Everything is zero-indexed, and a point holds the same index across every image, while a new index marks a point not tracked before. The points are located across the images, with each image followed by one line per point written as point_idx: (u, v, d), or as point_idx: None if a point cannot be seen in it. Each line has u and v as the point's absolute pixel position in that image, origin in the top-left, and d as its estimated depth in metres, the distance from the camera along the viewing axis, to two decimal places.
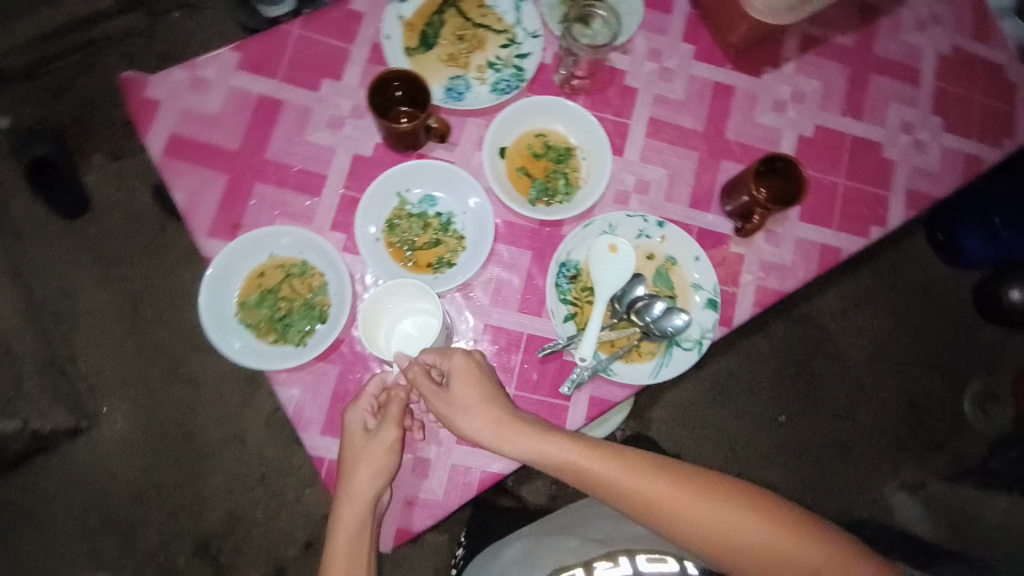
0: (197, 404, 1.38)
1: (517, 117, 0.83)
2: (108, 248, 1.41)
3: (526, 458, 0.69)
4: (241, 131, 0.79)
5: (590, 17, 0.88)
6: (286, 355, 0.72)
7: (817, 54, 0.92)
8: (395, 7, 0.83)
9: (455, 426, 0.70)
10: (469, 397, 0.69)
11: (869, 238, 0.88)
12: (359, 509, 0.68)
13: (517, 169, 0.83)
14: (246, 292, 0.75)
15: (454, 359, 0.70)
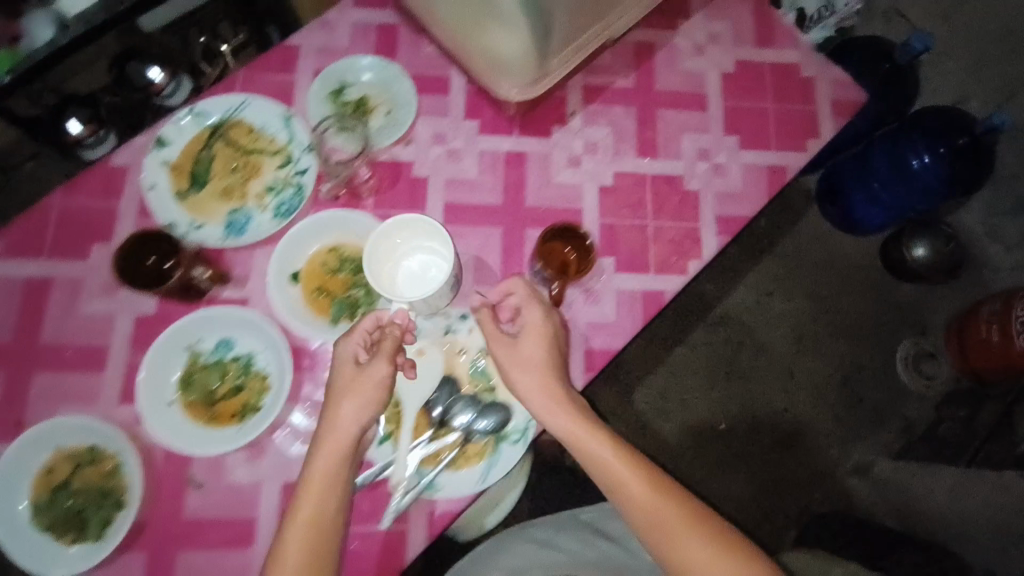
0: None
1: (303, 237, 0.81)
2: None
3: (538, 410, 0.73)
4: (12, 321, 0.76)
5: (366, 116, 0.87)
6: (87, 555, 0.69)
7: (600, 102, 0.93)
8: (156, 154, 0.81)
9: (506, 374, 0.75)
10: (529, 346, 0.74)
11: (689, 273, 0.87)
12: (331, 457, 0.69)
13: (314, 291, 0.80)
14: (35, 496, 0.71)
15: (534, 307, 0.76)
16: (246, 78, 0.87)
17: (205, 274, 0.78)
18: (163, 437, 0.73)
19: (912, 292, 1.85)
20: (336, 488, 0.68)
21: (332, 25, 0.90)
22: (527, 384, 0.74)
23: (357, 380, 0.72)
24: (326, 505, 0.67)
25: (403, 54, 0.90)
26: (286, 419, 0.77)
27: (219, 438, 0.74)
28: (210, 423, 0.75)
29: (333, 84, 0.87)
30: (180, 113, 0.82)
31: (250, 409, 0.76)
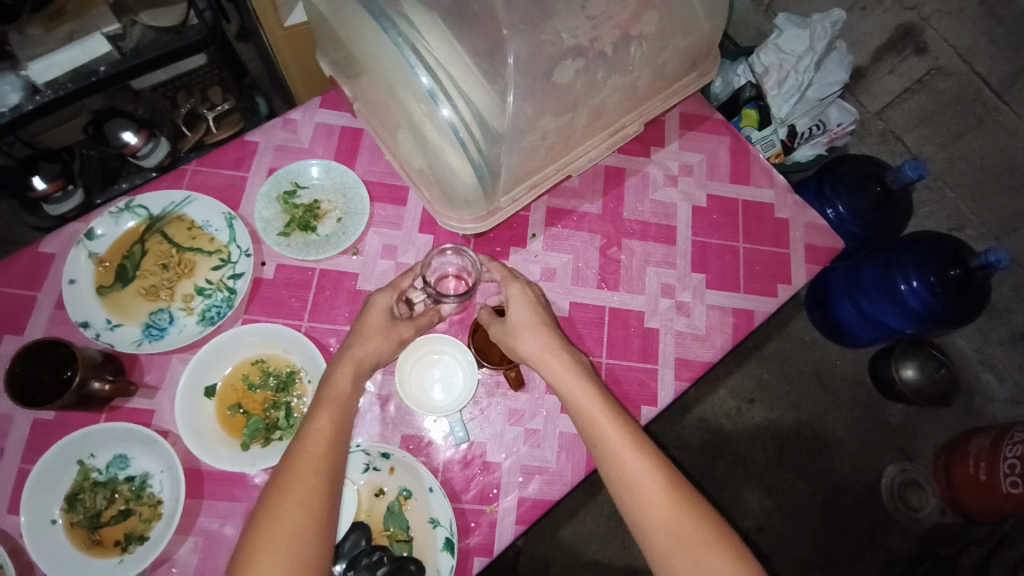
0: None
1: (227, 348, 0.76)
2: None
3: (531, 356, 0.71)
4: None
5: (317, 221, 0.85)
6: None
7: (562, 227, 0.90)
8: (83, 246, 0.77)
9: (512, 344, 0.73)
10: (524, 308, 0.74)
11: (640, 421, 0.81)
12: (314, 466, 0.59)
13: (231, 408, 0.75)
14: None
15: (512, 284, 0.76)
16: (197, 172, 0.85)
17: (103, 386, 0.68)
18: (43, 570, 0.64)
19: (902, 414, 1.70)
20: (320, 497, 0.58)
21: (297, 125, 0.90)
22: (541, 349, 0.71)
23: (346, 381, 0.66)
24: (312, 519, 0.56)
25: (364, 160, 0.89)
26: (180, 549, 0.69)
27: (97, 571, 0.66)
28: (89, 551, 0.67)
29: (285, 185, 0.85)
30: (116, 205, 0.79)
31: (134, 539, 0.68)
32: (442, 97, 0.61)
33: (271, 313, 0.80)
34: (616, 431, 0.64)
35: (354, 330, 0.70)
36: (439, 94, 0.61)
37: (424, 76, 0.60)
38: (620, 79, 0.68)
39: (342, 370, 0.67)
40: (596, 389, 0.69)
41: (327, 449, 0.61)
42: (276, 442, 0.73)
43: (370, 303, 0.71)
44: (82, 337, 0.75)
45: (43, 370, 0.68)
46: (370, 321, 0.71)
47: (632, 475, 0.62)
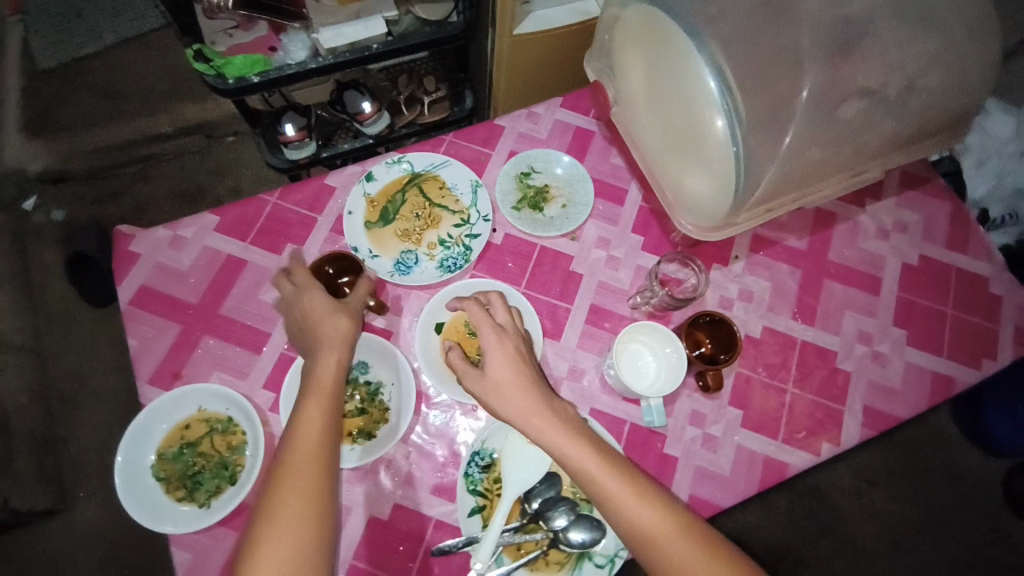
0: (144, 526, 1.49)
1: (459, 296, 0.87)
2: (95, 352, 1.64)
3: (509, 412, 0.70)
4: (204, 288, 0.86)
5: (545, 203, 0.95)
6: (189, 516, 0.74)
7: (766, 254, 0.93)
8: (362, 186, 0.92)
9: (490, 400, 0.71)
10: (497, 357, 0.72)
11: (818, 455, 0.83)
12: (310, 457, 0.65)
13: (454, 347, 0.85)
14: (166, 444, 0.78)
15: (489, 333, 0.73)
16: (452, 142, 0.98)
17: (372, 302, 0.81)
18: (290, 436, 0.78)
19: None
20: (318, 490, 0.64)
21: (539, 118, 1.00)
22: (525, 406, 0.69)
23: (331, 369, 0.71)
24: (317, 504, 0.63)
25: (592, 160, 0.98)
26: (396, 455, 0.78)
27: None
28: None
29: (523, 167, 0.96)
30: (392, 157, 0.94)
31: (363, 434, 0.79)
32: (725, 107, 0.67)
33: (494, 274, 0.90)
34: (630, 492, 0.64)
35: (309, 325, 0.75)
36: (723, 104, 0.67)
37: (713, 81, 0.67)
38: (892, 124, 0.72)
39: (325, 360, 0.72)
40: (599, 447, 0.68)
41: (319, 437, 0.66)
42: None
43: (310, 305, 0.76)
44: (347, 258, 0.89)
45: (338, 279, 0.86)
46: (318, 317, 0.75)
47: (652, 532, 0.63)
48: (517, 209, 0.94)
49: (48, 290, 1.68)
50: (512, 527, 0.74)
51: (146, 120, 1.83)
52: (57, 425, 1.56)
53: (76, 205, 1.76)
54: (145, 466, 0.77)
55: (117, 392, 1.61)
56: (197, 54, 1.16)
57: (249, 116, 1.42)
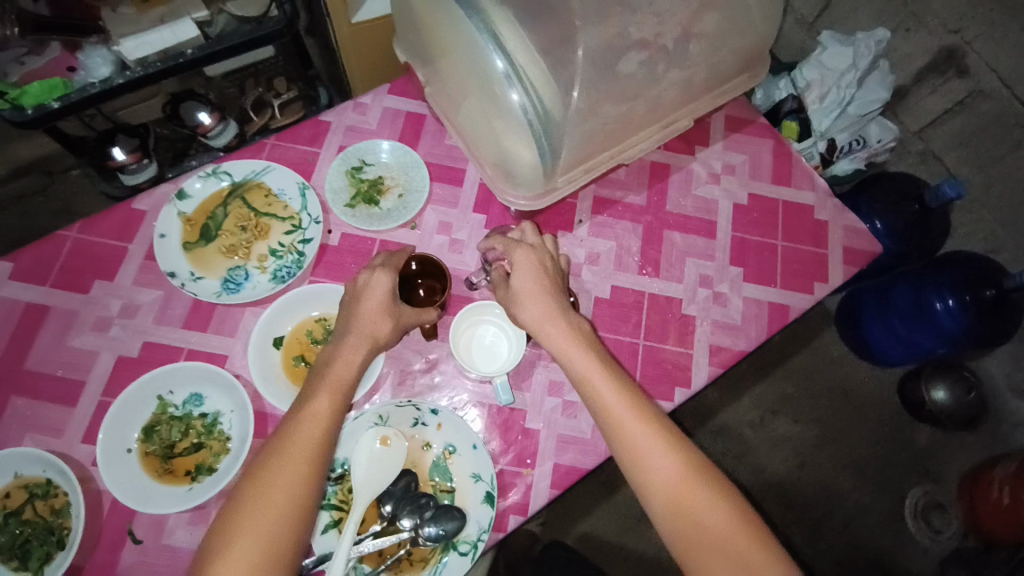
0: None
1: (293, 306, 0.82)
2: None
3: (532, 324, 0.73)
4: (4, 343, 0.78)
5: (380, 196, 0.92)
6: None
7: (607, 215, 0.94)
8: (174, 205, 0.86)
9: (512, 308, 0.75)
10: (524, 277, 0.75)
11: (674, 401, 0.85)
12: (306, 448, 0.63)
13: (294, 359, 0.80)
14: None
15: (516, 251, 0.77)
16: (275, 145, 0.93)
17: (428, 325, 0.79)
18: (113, 488, 0.69)
19: (929, 437, 1.69)
20: (308, 478, 0.61)
21: (367, 108, 0.97)
22: (544, 314, 0.73)
23: (350, 365, 0.69)
24: (299, 493, 0.60)
25: (426, 144, 0.96)
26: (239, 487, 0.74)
27: (169, 497, 0.72)
28: (161, 478, 0.73)
29: (353, 161, 0.92)
30: (205, 170, 0.87)
31: (204, 471, 0.74)
32: (516, 82, 0.66)
33: (333, 277, 0.86)
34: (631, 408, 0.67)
35: (351, 308, 0.73)
36: (514, 80, 0.66)
37: (500, 61, 0.65)
38: (678, 72, 0.73)
39: (347, 354, 0.70)
40: (608, 366, 0.71)
41: (324, 430, 0.64)
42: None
43: (365, 285, 0.74)
44: (167, 285, 0.83)
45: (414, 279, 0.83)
46: (368, 305, 0.72)
47: (632, 438, 0.66)
48: (351, 206, 0.90)
49: None
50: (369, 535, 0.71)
51: None
52: None
53: None
54: None
55: None
56: None
57: (72, 144, 1.30)
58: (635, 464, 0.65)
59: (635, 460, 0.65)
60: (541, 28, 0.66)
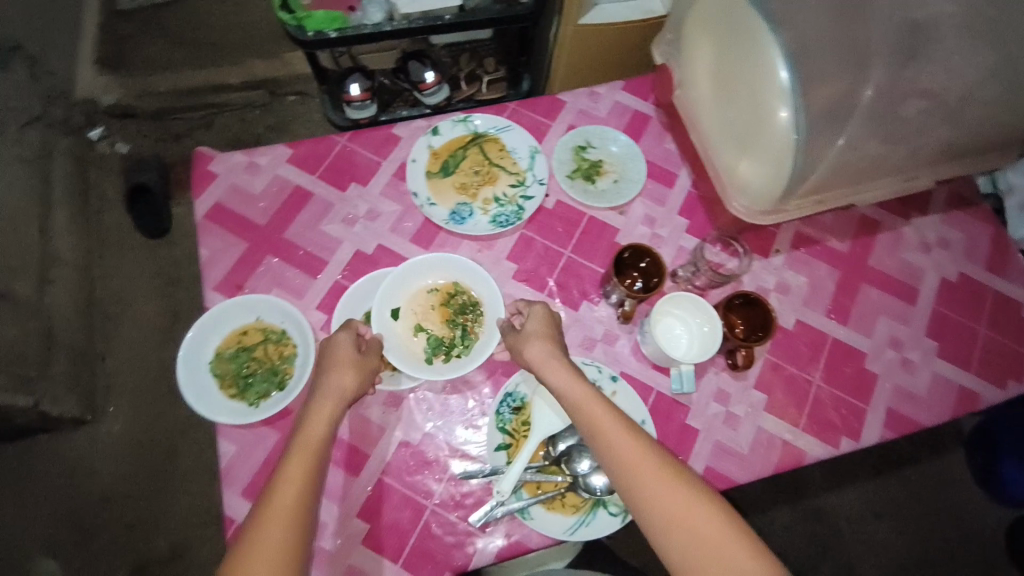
0: (178, 446, 1.57)
1: (410, 276, 0.87)
2: (154, 277, 1.73)
3: (558, 385, 0.72)
4: (272, 213, 0.92)
5: (597, 176, 0.98)
6: (235, 411, 0.80)
7: (806, 252, 0.95)
8: (428, 138, 0.98)
9: (519, 347, 0.77)
10: (540, 341, 0.76)
11: (838, 448, 0.85)
12: (286, 520, 0.61)
13: (414, 329, 0.86)
14: (223, 345, 0.84)
15: (534, 310, 0.80)
16: (516, 110, 1.02)
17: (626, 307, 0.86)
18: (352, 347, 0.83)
19: None
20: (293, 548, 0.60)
21: (600, 97, 1.04)
22: (546, 356, 0.75)
23: (320, 428, 0.68)
24: (283, 555, 0.60)
25: (647, 142, 1.01)
26: (428, 390, 0.84)
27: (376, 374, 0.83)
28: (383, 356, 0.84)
29: (580, 141, 1.00)
30: (458, 116, 0.99)
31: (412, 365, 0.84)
32: (792, 96, 0.69)
33: (543, 235, 0.94)
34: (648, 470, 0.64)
35: (322, 371, 0.74)
36: (790, 94, 0.70)
37: (784, 72, 0.69)
38: (946, 130, 0.75)
39: (318, 410, 0.70)
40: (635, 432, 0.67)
41: (298, 496, 0.63)
42: (455, 359, 0.84)
43: (333, 345, 0.76)
44: (407, 203, 0.95)
45: (638, 266, 0.87)
46: (338, 353, 0.75)
47: (640, 472, 0.64)
48: (571, 178, 0.97)
49: (106, 217, 1.77)
50: (535, 466, 0.78)
51: (218, 69, 1.91)
52: (97, 343, 1.64)
53: (142, 140, 1.87)
54: (203, 360, 0.83)
55: (159, 322, 1.69)
56: (284, 6, 1.23)
57: (319, 73, 1.49)
58: (674, 538, 0.62)
59: (641, 484, 0.64)
60: (837, 60, 0.71)
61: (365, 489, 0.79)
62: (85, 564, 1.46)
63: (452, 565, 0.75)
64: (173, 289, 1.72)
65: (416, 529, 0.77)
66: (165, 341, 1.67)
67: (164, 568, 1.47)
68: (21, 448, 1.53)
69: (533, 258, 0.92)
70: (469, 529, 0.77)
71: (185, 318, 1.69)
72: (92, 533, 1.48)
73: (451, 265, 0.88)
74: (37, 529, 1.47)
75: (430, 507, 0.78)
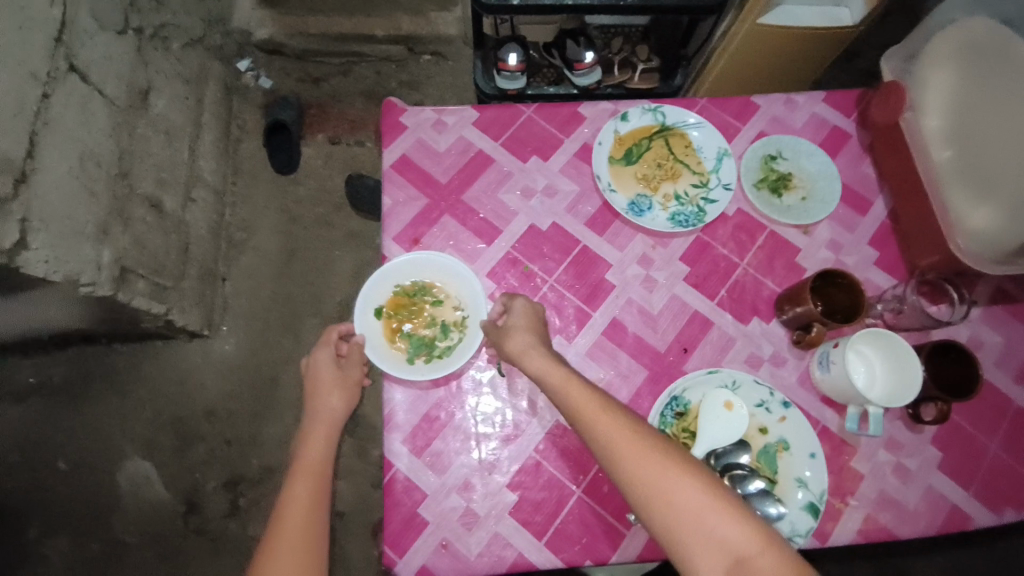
0: (277, 375, 1.64)
1: (391, 273, 0.86)
2: (276, 212, 1.80)
3: (539, 372, 0.73)
4: (453, 173, 0.93)
5: (785, 190, 0.94)
6: (397, 363, 0.82)
7: (1004, 309, 0.88)
8: (616, 123, 0.96)
9: (502, 341, 0.77)
10: (519, 330, 0.77)
11: (1002, 518, 0.79)
12: (296, 534, 0.71)
13: (397, 328, 0.84)
14: (394, 296, 0.85)
15: (517, 300, 0.80)
16: (706, 107, 0.99)
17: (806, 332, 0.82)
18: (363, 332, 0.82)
19: None
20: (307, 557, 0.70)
21: (797, 107, 0.99)
22: (527, 346, 0.75)
23: (316, 452, 0.78)
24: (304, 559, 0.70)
25: (844, 162, 0.95)
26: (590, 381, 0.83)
27: (396, 363, 0.82)
28: (394, 342, 0.84)
29: (771, 150, 0.96)
30: (649, 105, 0.96)
31: (422, 356, 0.83)
32: None
33: (720, 242, 0.91)
34: (631, 451, 0.64)
35: (314, 395, 0.82)
36: None
37: None
38: None
39: (311, 435, 0.79)
40: (612, 413, 0.67)
41: (306, 514, 0.73)
42: (437, 360, 0.82)
43: (314, 364, 0.84)
44: (586, 184, 0.93)
45: (829, 293, 0.82)
46: (325, 375, 0.83)
47: (619, 453, 0.64)
48: (758, 188, 0.93)
49: (242, 146, 1.85)
50: None
51: (365, 21, 1.93)
52: (219, 264, 1.72)
53: (285, 79, 1.94)
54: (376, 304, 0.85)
55: (275, 255, 1.75)
56: None
57: (478, 37, 1.49)
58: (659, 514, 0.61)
59: (628, 469, 0.63)
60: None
61: (516, 462, 0.79)
62: (183, 467, 1.56)
63: (595, 556, 0.75)
64: (292, 226, 1.78)
65: (562, 512, 0.77)
66: (280, 274, 1.73)
67: (251, 487, 1.56)
68: (141, 349, 1.63)
69: (707, 264, 0.90)
70: (616, 523, 0.77)
71: (301, 256, 1.75)
72: (191, 441, 1.58)
73: (431, 263, 0.86)
74: (143, 426, 1.58)
75: (578, 493, 0.77)
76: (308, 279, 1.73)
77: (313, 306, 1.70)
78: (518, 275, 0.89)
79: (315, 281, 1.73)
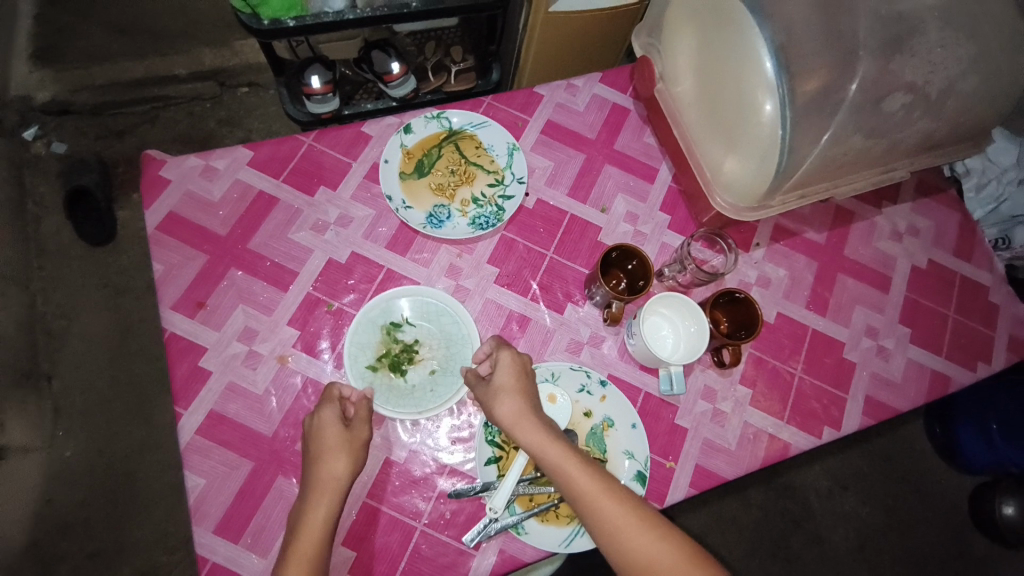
0: (138, 470, 1.44)
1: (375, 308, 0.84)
2: (119, 280, 1.57)
3: (527, 440, 0.71)
4: (233, 222, 0.86)
5: (409, 365, 0.82)
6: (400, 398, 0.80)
7: (786, 244, 0.96)
8: (400, 136, 0.92)
9: (489, 404, 0.74)
10: (507, 397, 0.73)
11: (822, 438, 0.87)
12: None
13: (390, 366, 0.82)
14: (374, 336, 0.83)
15: (501, 349, 0.77)
16: (490, 105, 0.97)
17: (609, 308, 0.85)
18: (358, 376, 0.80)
19: (986, 550, 1.59)
20: None
21: (578, 90, 1.00)
22: (516, 411, 0.72)
23: (318, 523, 0.67)
24: None
25: (627, 136, 0.99)
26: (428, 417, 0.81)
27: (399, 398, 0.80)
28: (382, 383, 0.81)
29: (393, 316, 0.84)
30: (431, 112, 0.94)
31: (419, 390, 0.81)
32: (772, 92, 0.69)
33: (525, 236, 0.91)
34: (640, 528, 0.65)
35: (313, 457, 0.71)
36: (772, 89, 0.70)
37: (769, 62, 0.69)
38: (927, 122, 0.76)
39: (332, 460, 0.70)
40: (620, 493, 0.68)
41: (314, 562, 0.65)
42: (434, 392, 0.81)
43: (322, 423, 0.73)
44: (380, 206, 0.90)
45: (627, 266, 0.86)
46: (328, 431, 0.72)
47: (625, 532, 0.65)
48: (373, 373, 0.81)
49: (41, 224, 1.57)
50: (528, 478, 0.78)
51: (162, 60, 1.70)
52: (41, 362, 1.47)
53: (80, 140, 1.65)
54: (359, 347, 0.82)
55: (152, 337, 1.54)
56: None
57: (276, 64, 1.41)
58: None
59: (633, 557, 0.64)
60: (819, 64, 0.70)
61: (349, 515, 0.76)
62: None
63: None
64: (123, 304, 1.55)
65: (405, 553, 0.76)
66: (147, 349, 1.53)
67: None
68: None
69: (514, 262, 0.90)
70: (465, 549, 0.76)
71: (140, 333, 1.54)
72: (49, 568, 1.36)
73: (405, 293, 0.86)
74: None
75: (420, 528, 0.76)
76: (149, 356, 1.52)
77: (165, 383, 1.51)
78: (322, 315, 0.85)
79: (160, 355, 1.52)
